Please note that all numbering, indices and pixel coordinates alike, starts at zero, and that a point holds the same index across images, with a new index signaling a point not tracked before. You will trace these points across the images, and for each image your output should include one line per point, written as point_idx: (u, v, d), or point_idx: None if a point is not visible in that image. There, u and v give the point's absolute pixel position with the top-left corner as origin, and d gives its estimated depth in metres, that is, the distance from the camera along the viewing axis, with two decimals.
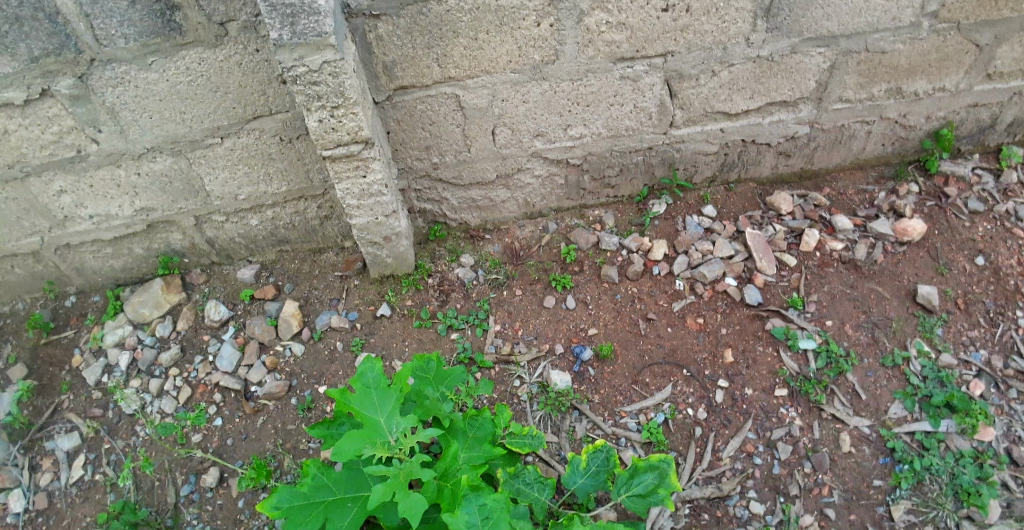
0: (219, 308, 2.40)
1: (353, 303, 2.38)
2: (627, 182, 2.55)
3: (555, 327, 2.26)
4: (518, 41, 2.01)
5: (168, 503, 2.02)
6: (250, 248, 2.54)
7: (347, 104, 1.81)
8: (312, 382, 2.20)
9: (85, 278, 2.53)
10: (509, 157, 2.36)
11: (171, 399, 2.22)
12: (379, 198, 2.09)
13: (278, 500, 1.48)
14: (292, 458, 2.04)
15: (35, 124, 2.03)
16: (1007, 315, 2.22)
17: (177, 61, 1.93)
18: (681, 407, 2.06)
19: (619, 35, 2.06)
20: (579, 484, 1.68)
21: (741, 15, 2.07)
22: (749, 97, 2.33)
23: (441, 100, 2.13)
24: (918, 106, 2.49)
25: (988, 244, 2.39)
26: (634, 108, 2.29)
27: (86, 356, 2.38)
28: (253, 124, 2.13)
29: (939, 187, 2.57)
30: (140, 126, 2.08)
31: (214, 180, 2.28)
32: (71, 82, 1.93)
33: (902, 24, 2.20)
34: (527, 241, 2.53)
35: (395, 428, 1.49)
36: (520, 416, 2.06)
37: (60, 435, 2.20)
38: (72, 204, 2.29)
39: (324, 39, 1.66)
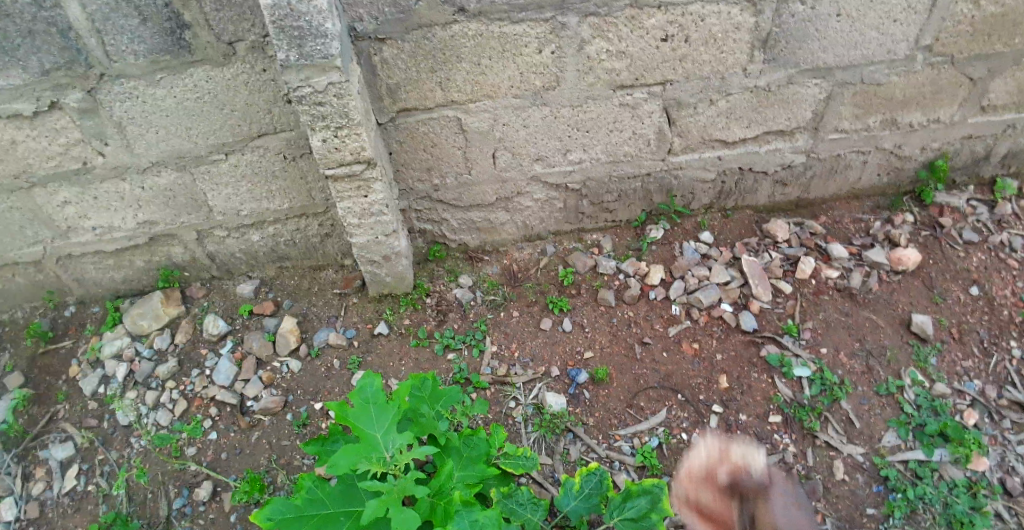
0: (217, 322, 2.41)
1: (351, 321, 2.40)
2: (625, 207, 2.58)
3: (551, 349, 2.28)
4: (520, 67, 2.05)
5: (160, 516, 2.01)
6: (250, 264, 2.56)
7: (351, 125, 1.84)
8: (308, 398, 2.21)
9: (86, 289, 2.55)
10: (509, 180, 2.39)
11: (167, 412, 2.23)
12: (380, 217, 2.11)
13: (271, 511, 1.47)
14: (286, 474, 2.04)
15: (43, 135, 2.06)
16: (1001, 346, 2.24)
17: (185, 78, 1.97)
18: (675, 432, 2.07)
19: (619, 64, 2.09)
20: (571, 507, 1.67)
21: (739, 47, 2.12)
22: (747, 125, 2.37)
23: (443, 122, 2.16)
24: (913, 137, 2.53)
25: (983, 274, 2.41)
26: (633, 135, 2.32)
27: (83, 366, 2.38)
28: (258, 141, 2.16)
29: (934, 217, 2.60)
30: (146, 141, 2.12)
31: (218, 195, 2.31)
32: (80, 96, 1.97)
33: (896, 57, 2.24)
34: (526, 263, 2.55)
35: (391, 445, 1.48)
36: (515, 438, 2.06)
37: (54, 444, 2.20)
38: (76, 215, 2.31)
39: (330, 61, 1.69)
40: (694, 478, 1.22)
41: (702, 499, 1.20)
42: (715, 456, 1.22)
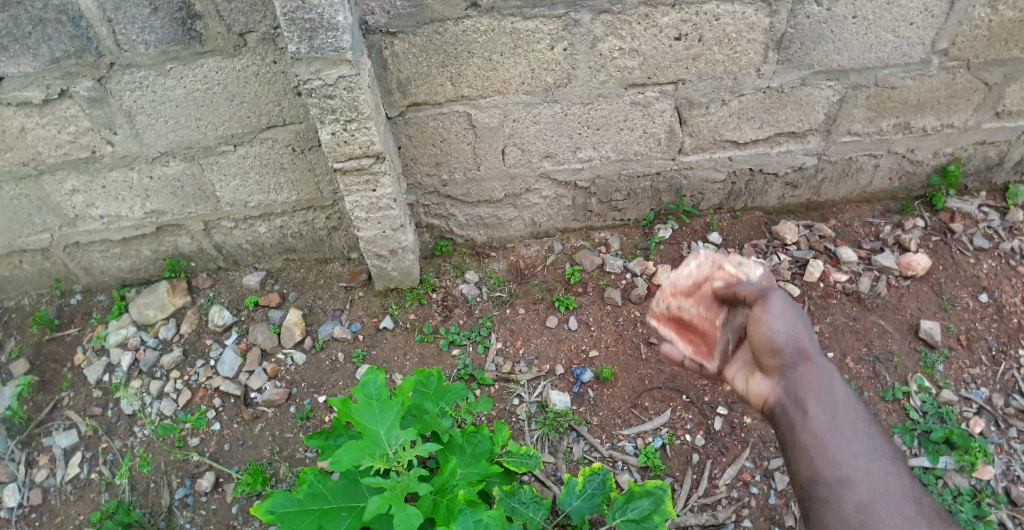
0: (223, 313, 2.41)
1: (357, 315, 2.39)
2: (634, 205, 2.57)
3: (556, 347, 2.27)
4: (531, 63, 2.04)
5: (162, 505, 2.02)
6: (257, 255, 2.56)
7: (360, 119, 1.84)
8: (312, 391, 2.21)
9: (92, 277, 2.56)
10: (518, 177, 2.38)
11: (171, 401, 2.23)
12: (388, 212, 2.11)
13: (273, 504, 1.48)
14: (289, 467, 2.04)
15: (52, 124, 2.06)
16: (1010, 354, 2.22)
17: (195, 68, 1.96)
18: (679, 433, 2.06)
19: (631, 62, 2.08)
20: (573, 506, 1.63)
21: (753, 47, 2.10)
22: (759, 127, 2.35)
23: (453, 118, 2.15)
24: (926, 142, 2.51)
25: (992, 281, 2.39)
26: (643, 134, 2.31)
27: (88, 354, 2.39)
28: (266, 133, 2.16)
29: (945, 222, 2.57)
30: (155, 131, 2.11)
31: (226, 187, 2.31)
32: (90, 85, 1.97)
33: (911, 60, 2.22)
34: (532, 260, 2.54)
35: (395, 441, 1.48)
36: (518, 435, 2.06)
37: (58, 432, 2.21)
38: (84, 204, 2.31)
39: (341, 54, 1.69)
40: (683, 291, 1.77)
41: (695, 304, 1.71)
42: (714, 277, 1.70)
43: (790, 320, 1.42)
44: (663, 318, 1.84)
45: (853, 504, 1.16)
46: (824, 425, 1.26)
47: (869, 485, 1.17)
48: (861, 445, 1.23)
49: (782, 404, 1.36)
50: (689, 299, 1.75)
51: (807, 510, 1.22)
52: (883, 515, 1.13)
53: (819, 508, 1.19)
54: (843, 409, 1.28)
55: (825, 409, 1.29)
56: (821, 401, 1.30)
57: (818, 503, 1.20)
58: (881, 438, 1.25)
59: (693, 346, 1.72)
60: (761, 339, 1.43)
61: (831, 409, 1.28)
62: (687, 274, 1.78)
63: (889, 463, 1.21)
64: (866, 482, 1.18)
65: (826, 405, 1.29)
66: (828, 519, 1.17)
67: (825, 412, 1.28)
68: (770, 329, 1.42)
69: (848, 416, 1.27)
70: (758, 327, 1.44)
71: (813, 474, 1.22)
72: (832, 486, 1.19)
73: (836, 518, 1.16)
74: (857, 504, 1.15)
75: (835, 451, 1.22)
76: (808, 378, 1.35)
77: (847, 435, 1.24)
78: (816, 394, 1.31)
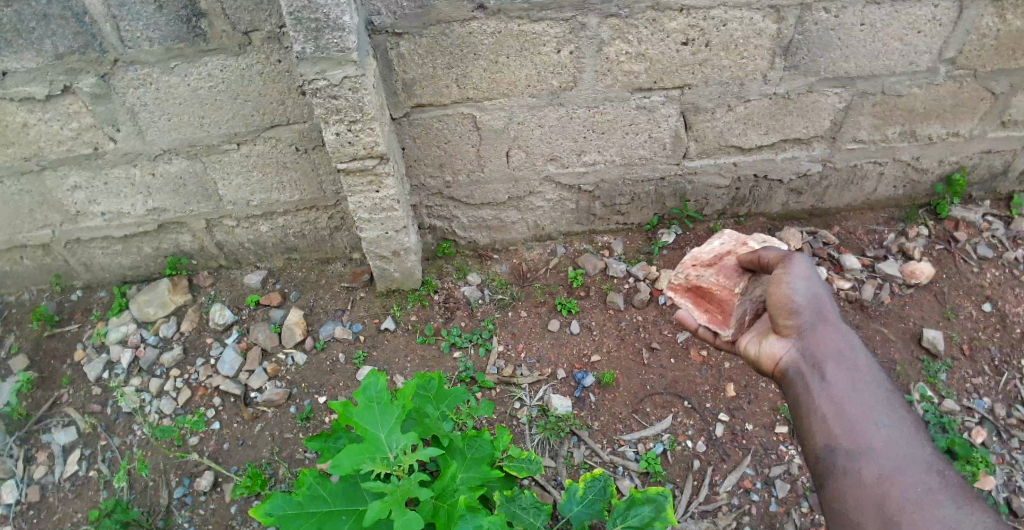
0: (224, 312, 2.40)
1: (358, 315, 2.39)
2: (637, 210, 2.56)
3: (558, 351, 2.26)
4: (537, 66, 2.03)
5: (160, 505, 2.01)
6: (259, 254, 2.55)
7: (365, 120, 1.83)
8: (312, 391, 2.20)
9: (93, 274, 2.55)
10: (521, 179, 2.38)
11: (170, 400, 2.22)
12: (390, 213, 2.10)
13: (272, 507, 1.47)
14: (288, 467, 2.03)
15: (55, 119, 2.05)
16: (1012, 364, 2.21)
17: (199, 66, 1.95)
18: (680, 439, 2.05)
19: (638, 66, 2.07)
20: (574, 512, 1.62)
21: (760, 53, 2.09)
22: (764, 132, 2.34)
23: (458, 119, 2.14)
24: (931, 150, 2.50)
25: (996, 291, 2.38)
26: (649, 138, 2.30)
27: (88, 351, 2.38)
28: (270, 132, 2.15)
29: (949, 231, 2.57)
30: (159, 128, 2.11)
31: (228, 185, 2.30)
32: (94, 81, 1.96)
33: (918, 69, 2.21)
34: (535, 263, 2.54)
35: (395, 445, 1.47)
36: (518, 439, 2.05)
37: (57, 429, 2.20)
38: (85, 200, 2.31)
39: (347, 54, 1.68)
40: (702, 261, 1.85)
41: (707, 274, 1.85)
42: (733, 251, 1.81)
43: (811, 286, 1.58)
44: (681, 288, 1.94)
45: (872, 473, 1.35)
46: (845, 400, 1.46)
47: (886, 456, 1.37)
48: (878, 416, 1.43)
49: (799, 367, 1.56)
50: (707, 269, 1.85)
51: (826, 474, 1.42)
52: (897, 482, 1.32)
53: (839, 474, 1.39)
54: (860, 383, 1.48)
55: (843, 381, 1.49)
56: (838, 372, 1.51)
57: (840, 469, 1.40)
58: (898, 412, 1.44)
59: (710, 313, 1.88)
60: (782, 304, 1.60)
61: (850, 383, 1.48)
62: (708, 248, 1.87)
63: (907, 437, 1.40)
64: (884, 452, 1.37)
65: (844, 377, 1.49)
66: (848, 483, 1.37)
67: (843, 384, 1.49)
68: (791, 294, 1.59)
69: (865, 391, 1.47)
70: (779, 292, 1.60)
71: (831, 441, 1.43)
72: (851, 454, 1.39)
73: (854, 483, 1.36)
74: (876, 473, 1.35)
75: (855, 422, 1.43)
76: (826, 347, 1.54)
77: (865, 409, 1.44)
78: (834, 365, 1.52)
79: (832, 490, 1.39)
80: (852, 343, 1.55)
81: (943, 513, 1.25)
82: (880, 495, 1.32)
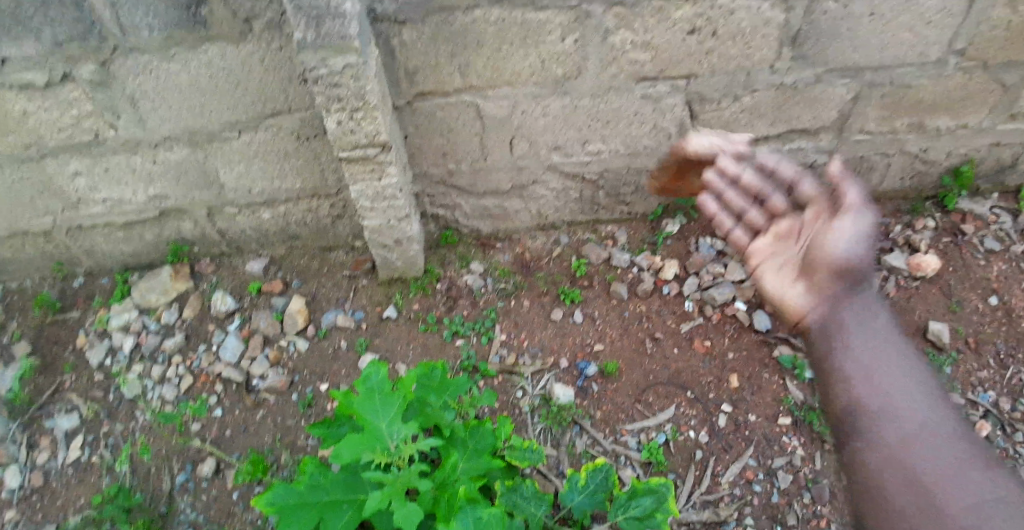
0: (226, 298, 2.40)
1: (360, 303, 2.38)
2: (641, 200, 2.54)
3: (561, 340, 2.25)
4: (542, 55, 2.01)
5: (162, 491, 2.01)
6: (261, 241, 2.54)
7: (367, 108, 1.81)
8: (315, 379, 2.20)
9: (95, 261, 2.54)
10: (524, 168, 2.36)
11: (172, 387, 2.22)
12: (392, 201, 2.09)
13: (273, 497, 1.47)
14: (289, 455, 2.03)
15: (55, 107, 2.03)
16: (1018, 357, 2.20)
17: (199, 54, 1.94)
18: (683, 430, 2.04)
19: (644, 55, 2.05)
20: (575, 502, 1.62)
21: (768, 42, 2.06)
22: (770, 123, 2.32)
23: (461, 108, 2.13)
24: (939, 142, 2.47)
25: (1002, 284, 2.36)
26: (654, 127, 2.28)
27: (90, 337, 2.38)
28: (271, 120, 2.14)
29: (956, 224, 2.55)
30: (159, 116, 2.09)
31: (230, 173, 2.28)
32: (94, 68, 1.94)
33: (928, 60, 2.18)
34: (538, 252, 2.52)
35: (395, 435, 1.46)
36: (520, 428, 2.04)
37: (59, 415, 2.20)
38: (87, 188, 2.30)
39: (348, 42, 1.65)
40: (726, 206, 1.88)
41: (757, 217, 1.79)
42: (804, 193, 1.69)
43: (865, 241, 1.47)
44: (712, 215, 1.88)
45: (899, 436, 1.23)
46: (862, 353, 1.36)
47: (915, 417, 1.25)
48: (905, 383, 1.30)
49: (823, 323, 1.47)
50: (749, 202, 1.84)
51: (849, 442, 1.29)
52: (928, 446, 1.21)
53: (864, 441, 1.26)
54: (886, 342, 1.38)
55: (865, 335, 1.39)
56: (866, 326, 1.41)
57: (864, 436, 1.27)
58: (927, 374, 1.32)
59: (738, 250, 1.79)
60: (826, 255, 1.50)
61: (875, 340, 1.38)
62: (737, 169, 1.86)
63: (934, 398, 1.29)
64: (913, 414, 1.25)
65: (867, 329, 1.40)
66: (872, 449, 1.25)
67: (866, 340, 1.38)
68: (840, 246, 1.49)
69: (891, 350, 1.36)
70: (825, 241, 1.52)
71: (856, 406, 1.30)
72: (878, 420, 1.26)
73: (880, 451, 1.24)
74: (901, 437, 1.23)
75: (879, 384, 1.30)
76: (855, 305, 1.46)
77: (891, 368, 1.32)
78: (859, 322, 1.42)
79: (856, 459, 1.27)
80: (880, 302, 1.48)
81: (974, 481, 1.15)
82: (909, 461, 1.20)
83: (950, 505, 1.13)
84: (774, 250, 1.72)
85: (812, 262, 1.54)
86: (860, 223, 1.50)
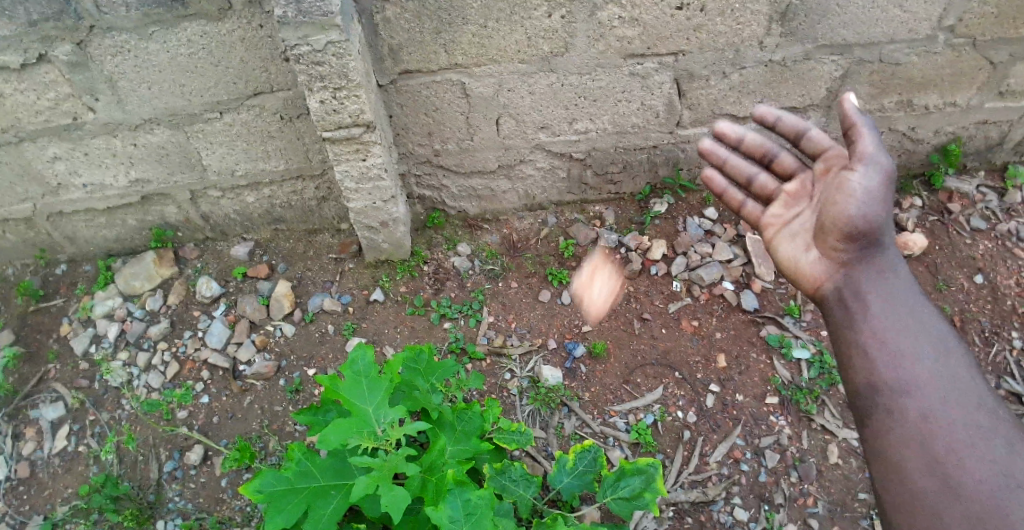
0: (211, 284, 2.37)
1: (347, 287, 2.36)
2: (629, 179, 2.53)
3: (549, 322, 2.24)
4: (529, 31, 1.98)
5: (150, 479, 2.00)
6: (245, 225, 2.51)
7: (351, 87, 1.78)
8: (302, 364, 2.19)
9: (77, 247, 2.51)
10: (512, 148, 2.33)
11: (158, 374, 2.20)
12: (378, 182, 2.06)
13: (261, 484, 1.46)
14: (278, 441, 2.02)
15: (31, 89, 1.99)
16: (1002, 335, 2.22)
17: (179, 32, 1.89)
18: (671, 410, 2.05)
19: (631, 31, 2.02)
20: (564, 484, 1.62)
21: (756, 18, 2.04)
22: (759, 101, 2.31)
23: (446, 86, 2.10)
24: (928, 120, 2.47)
25: (988, 262, 2.37)
26: (642, 106, 2.26)
27: (74, 325, 2.35)
28: (254, 100, 2.10)
29: (942, 202, 2.55)
30: (139, 97, 2.05)
31: (212, 155, 2.25)
32: (70, 49, 1.89)
33: (917, 36, 2.17)
34: (526, 233, 2.51)
35: (383, 419, 1.45)
36: (509, 410, 2.04)
37: (45, 404, 2.17)
38: (67, 172, 2.25)
39: (330, 19, 1.62)
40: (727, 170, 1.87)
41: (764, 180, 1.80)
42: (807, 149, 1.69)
43: (877, 198, 1.51)
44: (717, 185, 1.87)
45: (918, 412, 1.29)
46: (884, 326, 1.41)
47: (934, 393, 1.31)
48: (924, 351, 1.36)
49: (839, 291, 1.53)
50: (757, 165, 1.82)
51: (868, 414, 1.35)
52: (947, 425, 1.27)
53: (884, 417, 1.32)
54: (906, 310, 1.43)
55: (885, 303, 1.44)
56: (883, 292, 1.46)
57: (882, 411, 1.33)
58: (945, 343, 1.38)
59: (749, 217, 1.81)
60: (841, 219, 1.53)
61: (895, 310, 1.43)
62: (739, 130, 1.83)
63: (953, 371, 1.34)
64: (932, 389, 1.31)
65: (886, 297, 1.46)
66: (892, 421, 1.31)
67: (886, 310, 1.43)
68: (854, 208, 1.51)
69: (910, 321, 1.41)
70: (839, 203, 1.54)
71: (876, 382, 1.36)
72: (897, 396, 1.32)
73: (901, 424, 1.30)
74: (921, 411, 1.29)
75: (899, 358, 1.36)
76: (870, 269, 1.51)
77: (910, 341, 1.38)
78: (877, 288, 1.48)
79: (876, 432, 1.33)
80: (898, 262, 1.53)
81: (990, 461, 1.22)
82: (928, 440, 1.26)
83: (966, 487, 1.20)
84: (788, 215, 1.72)
85: (826, 227, 1.57)
86: (871, 179, 1.52)
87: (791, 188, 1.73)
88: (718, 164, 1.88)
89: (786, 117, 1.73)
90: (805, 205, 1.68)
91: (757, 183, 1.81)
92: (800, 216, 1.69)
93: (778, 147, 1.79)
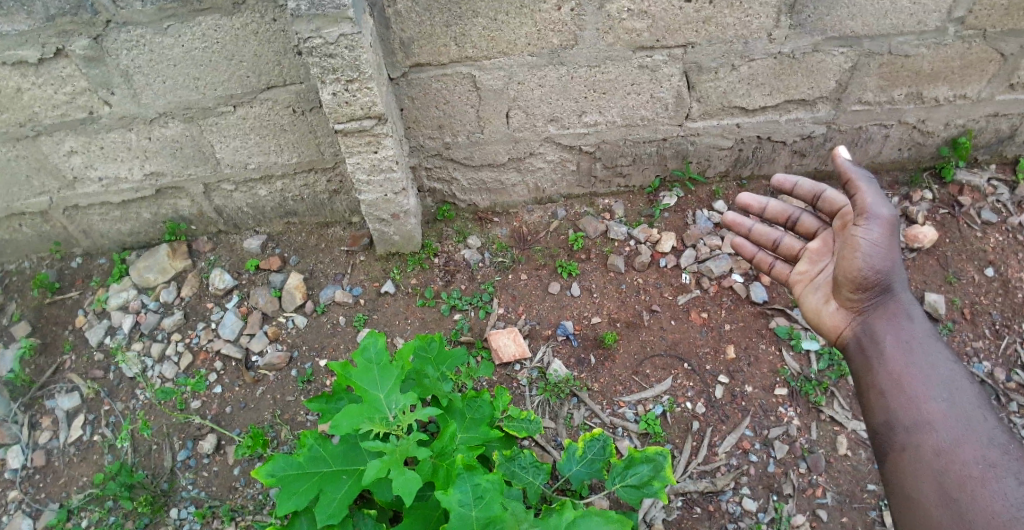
0: (224, 276, 2.40)
1: (358, 279, 2.38)
2: (638, 172, 2.54)
3: (558, 313, 2.26)
4: (539, 24, 1.99)
5: (165, 467, 2.03)
6: (258, 219, 2.54)
7: (362, 79, 1.80)
8: (314, 354, 2.21)
9: (92, 240, 2.54)
10: (521, 141, 2.35)
11: (172, 364, 2.23)
12: (389, 174, 2.08)
13: (273, 468, 1.49)
14: (290, 430, 2.05)
15: (47, 83, 2.02)
16: (1013, 328, 2.21)
17: (193, 26, 1.92)
18: (680, 401, 2.06)
19: (640, 24, 2.03)
20: (573, 471, 1.63)
21: (765, 10, 2.05)
22: (768, 93, 2.31)
23: (457, 79, 2.11)
24: (937, 112, 2.46)
25: (999, 256, 2.37)
26: (650, 98, 2.27)
27: (89, 317, 2.38)
28: (266, 94, 2.12)
29: (953, 195, 2.54)
30: (153, 91, 2.08)
31: (225, 148, 2.27)
32: (86, 43, 1.92)
33: (926, 28, 2.16)
34: (535, 226, 2.52)
35: (394, 405, 1.46)
36: (519, 400, 2.06)
37: (60, 394, 2.21)
38: (82, 166, 2.28)
39: (342, 11, 1.64)
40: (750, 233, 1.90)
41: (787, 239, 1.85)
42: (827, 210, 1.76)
43: (884, 250, 1.57)
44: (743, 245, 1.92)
45: (931, 448, 1.37)
46: (898, 370, 1.50)
47: (948, 429, 1.37)
48: (940, 392, 1.43)
49: (858, 338, 1.61)
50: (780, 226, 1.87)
51: (886, 451, 1.44)
52: (959, 458, 1.33)
53: (899, 452, 1.41)
54: (919, 352, 1.51)
55: (900, 347, 1.53)
56: (899, 337, 1.55)
57: (898, 445, 1.42)
58: (960, 382, 1.45)
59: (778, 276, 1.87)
60: (852, 275, 1.59)
61: (909, 353, 1.51)
62: (761, 200, 1.85)
63: (968, 408, 1.40)
64: (946, 426, 1.38)
65: (901, 340, 1.54)
66: (908, 458, 1.39)
67: (900, 354, 1.52)
68: (865, 261, 1.58)
69: (925, 362, 1.49)
70: (849, 258, 1.60)
71: (894, 423, 1.44)
72: (911, 431, 1.41)
73: (917, 461, 1.37)
74: (936, 448, 1.36)
75: (913, 398, 1.44)
76: (886, 315, 1.58)
77: (924, 383, 1.45)
78: (894, 335, 1.55)
79: (893, 468, 1.41)
80: (912, 304, 1.60)
81: (1003, 491, 1.26)
82: (942, 471, 1.33)
83: (979, 514, 1.25)
84: (813, 271, 1.78)
85: (839, 281, 1.63)
86: (875, 230, 1.58)
87: (813, 246, 1.79)
88: (745, 232, 1.90)
89: (803, 182, 1.76)
90: (827, 261, 1.74)
91: (782, 246, 1.86)
92: (823, 271, 1.75)
93: (799, 211, 1.83)
